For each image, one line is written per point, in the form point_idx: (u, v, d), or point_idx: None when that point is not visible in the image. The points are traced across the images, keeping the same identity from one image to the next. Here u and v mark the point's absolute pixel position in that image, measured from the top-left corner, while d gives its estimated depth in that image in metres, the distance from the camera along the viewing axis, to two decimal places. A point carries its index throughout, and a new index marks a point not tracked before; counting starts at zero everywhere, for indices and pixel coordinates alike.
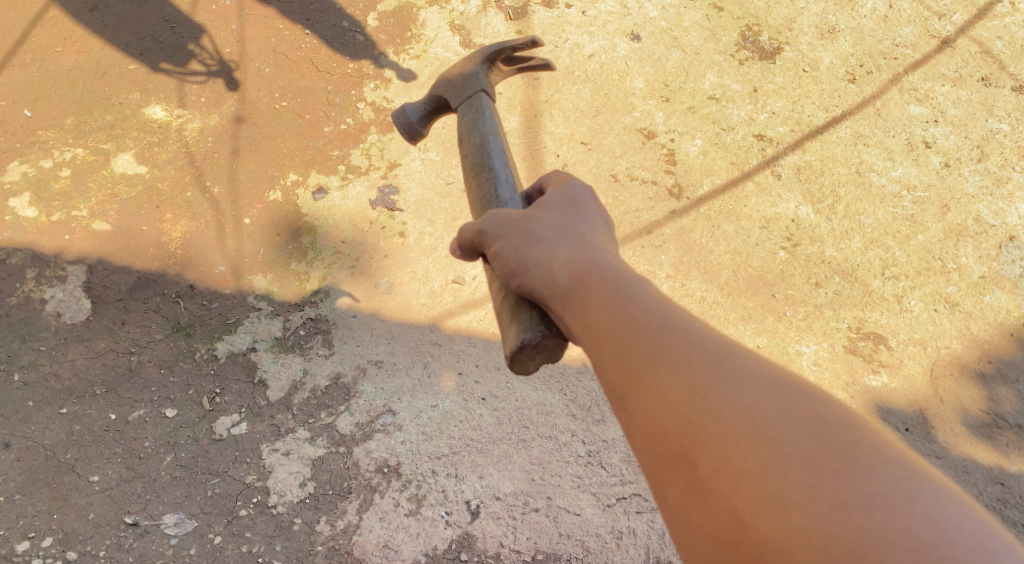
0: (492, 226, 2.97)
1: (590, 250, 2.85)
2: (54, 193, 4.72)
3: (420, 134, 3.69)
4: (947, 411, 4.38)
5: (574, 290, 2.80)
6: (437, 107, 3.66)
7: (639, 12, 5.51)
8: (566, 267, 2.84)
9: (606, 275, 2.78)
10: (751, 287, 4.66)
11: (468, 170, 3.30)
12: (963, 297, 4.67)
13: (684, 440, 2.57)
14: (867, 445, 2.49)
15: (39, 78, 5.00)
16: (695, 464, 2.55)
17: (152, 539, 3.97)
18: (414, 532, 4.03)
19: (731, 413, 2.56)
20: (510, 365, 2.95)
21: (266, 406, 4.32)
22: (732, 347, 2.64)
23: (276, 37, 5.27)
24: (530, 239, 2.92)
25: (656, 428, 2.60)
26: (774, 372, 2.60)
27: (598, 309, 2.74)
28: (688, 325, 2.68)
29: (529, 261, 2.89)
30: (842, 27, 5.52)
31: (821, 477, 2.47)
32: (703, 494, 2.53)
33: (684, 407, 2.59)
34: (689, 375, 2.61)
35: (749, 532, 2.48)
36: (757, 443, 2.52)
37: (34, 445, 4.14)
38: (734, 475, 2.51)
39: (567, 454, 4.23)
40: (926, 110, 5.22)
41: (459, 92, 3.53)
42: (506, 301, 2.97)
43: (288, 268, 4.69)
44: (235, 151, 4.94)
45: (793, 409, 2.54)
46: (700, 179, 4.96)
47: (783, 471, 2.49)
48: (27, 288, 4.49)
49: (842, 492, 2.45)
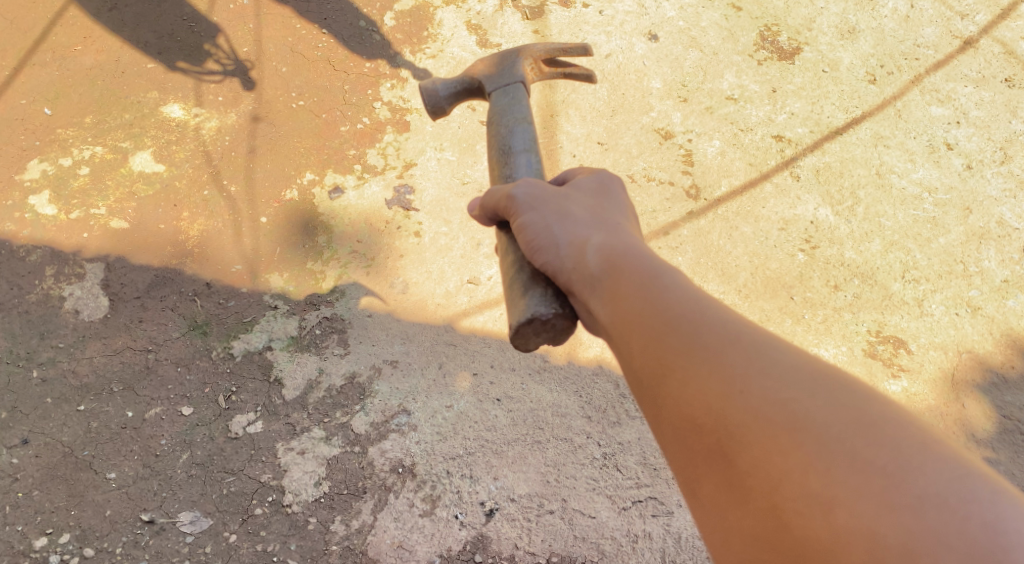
0: (524, 197, 2.99)
1: (623, 239, 2.90)
2: (73, 191, 4.75)
3: (442, 111, 3.62)
4: (968, 418, 4.32)
5: (605, 278, 2.83)
6: (467, 89, 3.61)
7: (657, 12, 5.49)
8: (598, 251, 2.87)
9: (639, 264, 2.82)
10: (770, 290, 4.61)
11: (496, 156, 3.32)
12: (986, 301, 4.61)
13: (722, 435, 2.60)
14: (915, 442, 2.51)
15: (59, 76, 5.03)
16: (733, 460, 2.58)
17: (169, 536, 3.99)
18: (428, 533, 4.02)
19: (769, 408, 2.58)
20: (513, 339, 2.97)
21: (282, 404, 4.33)
22: (769, 339, 2.67)
23: (293, 36, 5.29)
24: (562, 217, 2.94)
25: (691, 422, 2.64)
26: (813, 366, 2.63)
27: (631, 298, 2.78)
28: (726, 319, 2.71)
29: (559, 240, 2.92)
30: (862, 27, 5.47)
31: (867, 475, 2.49)
32: (741, 491, 2.56)
33: (721, 402, 2.61)
34: (726, 370, 2.64)
35: (790, 530, 2.50)
36: (797, 440, 2.54)
37: (52, 442, 4.17)
38: (774, 472, 2.54)
39: (582, 457, 4.21)
40: (948, 111, 5.16)
41: (497, 78, 3.54)
42: (519, 275, 3.00)
43: (304, 267, 4.70)
44: (252, 150, 4.95)
45: (834, 404, 2.57)
46: (718, 180, 4.92)
47: (827, 468, 2.51)
48: (46, 285, 4.52)
49: (889, 491, 2.47)
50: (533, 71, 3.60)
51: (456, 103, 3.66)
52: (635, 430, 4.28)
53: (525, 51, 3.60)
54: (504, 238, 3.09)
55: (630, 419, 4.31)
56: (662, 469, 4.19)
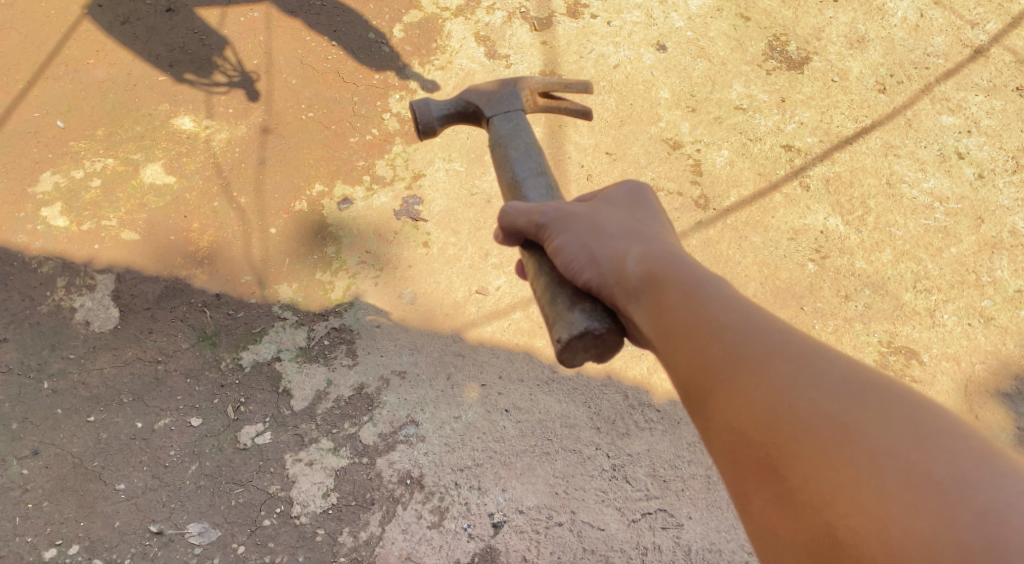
0: (554, 218, 2.95)
1: (661, 246, 2.88)
2: (85, 203, 4.77)
3: (433, 130, 3.53)
4: (983, 429, 4.26)
5: (647, 290, 2.81)
6: (461, 112, 3.53)
7: (665, 23, 5.54)
8: (638, 263, 2.84)
9: (680, 272, 2.81)
10: (780, 300, 4.58)
11: (506, 179, 3.28)
12: (999, 311, 4.56)
13: (772, 449, 2.59)
14: (974, 455, 2.48)
15: (71, 90, 5.07)
16: (784, 475, 2.57)
17: (177, 548, 3.99)
18: (437, 545, 4.00)
19: (819, 420, 2.57)
20: (560, 352, 2.90)
21: (290, 416, 4.32)
22: (817, 347, 2.65)
23: (303, 49, 5.35)
24: (599, 235, 2.91)
25: (740, 436, 2.63)
26: (862, 375, 2.61)
27: (675, 309, 2.77)
28: (772, 327, 2.70)
29: (598, 254, 2.89)
30: (871, 37, 5.48)
31: (924, 491, 2.46)
32: (794, 508, 2.54)
33: (769, 415, 2.60)
34: (773, 382, 2.63)
35: (845, 547, 2.48)
36: (849, 454, 2.52)
37: (62, 452, 4.17)
38: (827, 488, 2.52)
39: (591, 468, 4.18)
40: (960, 120, 5.14)
41: (497, 104, 3.48)
42: (561, 293, 2.94)
43: (313, 278, 4.70)
44: (262, 162, 4.98)
45: (886, 415, 2.54)
46: (727, 190, 4.91)
47: (880, 483, 2.49)
48: (57, 297, 4.53)
49: (946, 509, 2.44)
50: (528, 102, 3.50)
51: (447, 126, 3.59)
52: (645, 440, 4.26)
53: (524, 80, 3.53)
54: (534, 261, 3.03)
55: (639, 430, 4.28)
56: (673, 480, 4.16)
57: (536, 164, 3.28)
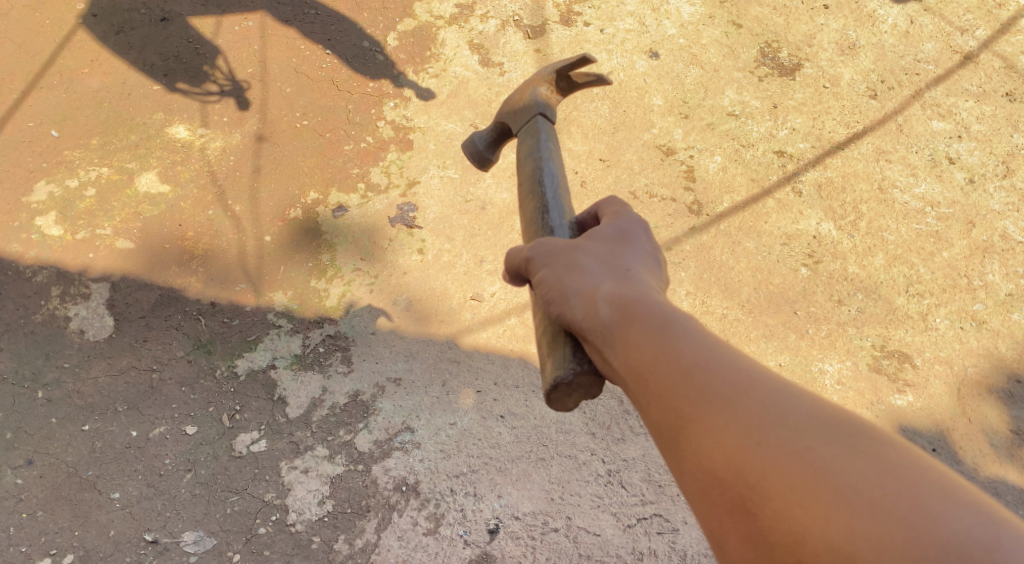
0: (538, 257, 2.98)
1: (632, 283, 2.87)
2: (79, 212, 4.77)
3: (488, 161, 3.80)
4: (976, 433, 4.29)
5: (618, 329, 2.81)
6: (501, 133, 3.74)
7: (658, 30, 5.58)
8: (609, 301, 2.85)
9: (650, 310, 2.80)
10: (773, 305, 4.60)
11: (523, 196, 3.32)
12: (991, 315, 4.59)
13: (743, 489, 2.59)
14: (937, 489, 2.50)
15: (66, 99, 5.08)
16: (756, 514, 2.57)
17: (172, 556, 3.99)
18: (432, 552, 4.01)
19: (788, 458, 2.57)
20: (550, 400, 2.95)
21: (286, 423, 4.32)
22: (783, 384, 2.65)
23: (298, 57, 5.37)
24: (573, 272, 2.92)
25: (712, 476, 2.62)
26: (827, 411, 2.61)
27: (645, 348, 2.76)
28: (741, 364, 2.69)
29: (569, 292, 2.90)
30: (862, 43, 5.53)
31: (890, 525, 2.48)
32: (768, 547, 2.55)
33: (741, 454, 2.60)
34: (742, 421, 2.63)
35: None
36: (818, 493, 2.53)
37: (56, 462, 4.17)
38: (798, 526, 2.53)
39: (586, 474, 4.19)
40: (950, 125, 5.18)
41: (517, 117, 3.58)
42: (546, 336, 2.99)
43: (308, 285, 4.71)
44: (256, 170, 4.99)
45: (853, 452, 2.55)
46: (720, 196, 4.93)
47: (849, 520, 2.50)
48: (52, 306, 4.52)
49: (912, 544, 2.47)
50: (552, 95, 3.58)
51: (501, 148, 3.82)
52: (640, 446, 4.26)
53: (535, 79, 3.62)
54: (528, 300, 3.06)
55: (635, 435, 4.28)
56: (667, 485, 4.17)
57: (551, 181, 3.28)
